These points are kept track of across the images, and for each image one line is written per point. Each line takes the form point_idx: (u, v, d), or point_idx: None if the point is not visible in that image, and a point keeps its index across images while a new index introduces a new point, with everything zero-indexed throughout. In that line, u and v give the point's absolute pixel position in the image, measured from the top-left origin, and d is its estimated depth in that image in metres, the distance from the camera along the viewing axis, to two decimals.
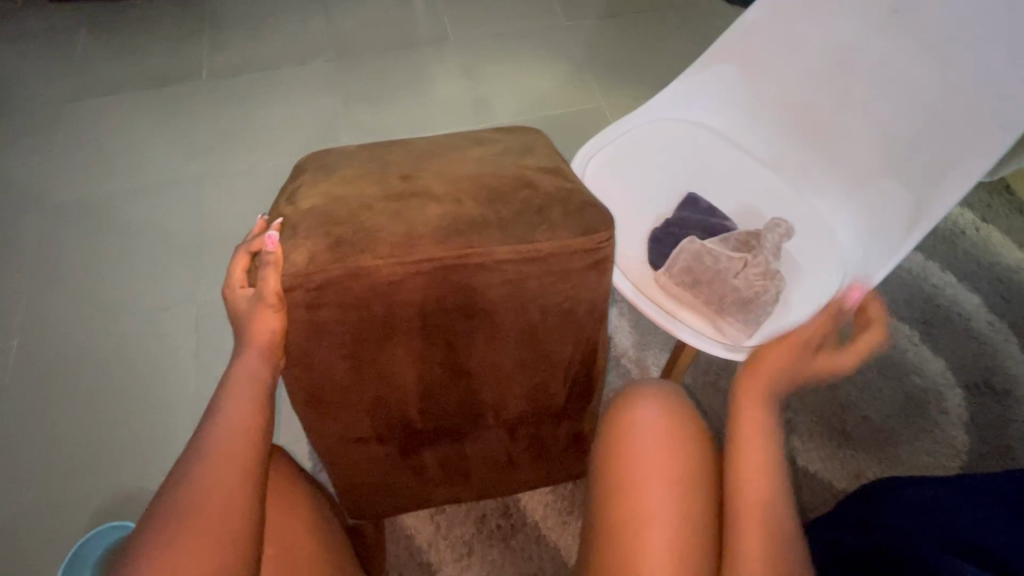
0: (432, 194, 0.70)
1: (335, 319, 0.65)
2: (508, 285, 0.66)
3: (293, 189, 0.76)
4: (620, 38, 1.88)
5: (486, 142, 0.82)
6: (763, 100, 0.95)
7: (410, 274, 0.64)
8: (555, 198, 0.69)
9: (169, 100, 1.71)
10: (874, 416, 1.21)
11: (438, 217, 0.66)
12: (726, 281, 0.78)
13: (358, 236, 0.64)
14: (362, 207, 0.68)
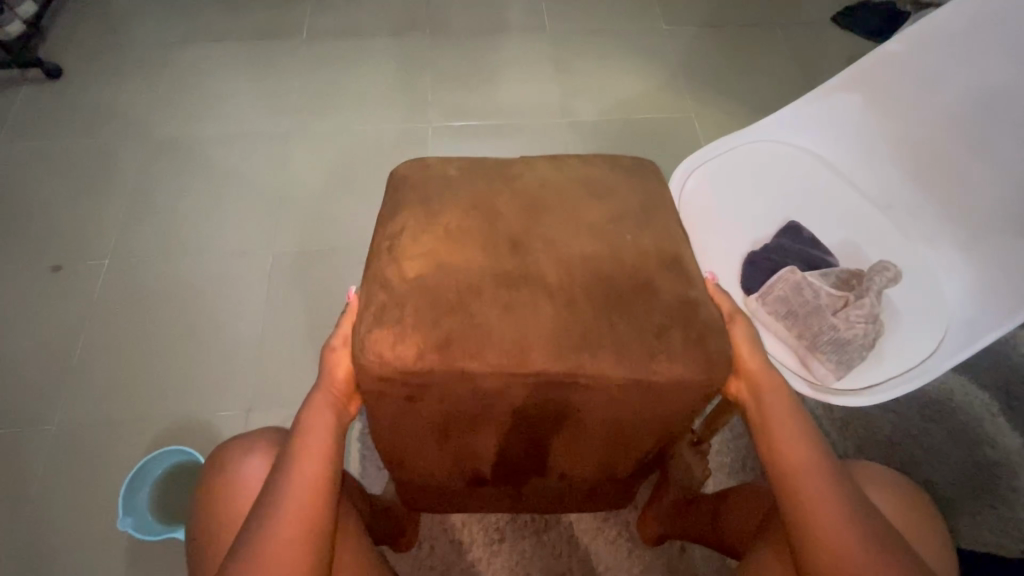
0: (545, 280, 0.69)
1: (432, 405, 0.67)
2: (609, 401, 0.67)
3: (394, 230, 0.74)
4: (720, 50, 1.82)
5: (604, 195, 0.79)
6: (884, 136, 0.91)
7: (516, 384, 0.64)
8: (671, 314, 0.67)
9: (270, 54, 1.77)
10: (937, 480, 1.15)
11: (552, 319, 0.66)
12: (824, 318, 0.74)
13: (469, 333, 0.64)
14: (471, 288, 0.68)
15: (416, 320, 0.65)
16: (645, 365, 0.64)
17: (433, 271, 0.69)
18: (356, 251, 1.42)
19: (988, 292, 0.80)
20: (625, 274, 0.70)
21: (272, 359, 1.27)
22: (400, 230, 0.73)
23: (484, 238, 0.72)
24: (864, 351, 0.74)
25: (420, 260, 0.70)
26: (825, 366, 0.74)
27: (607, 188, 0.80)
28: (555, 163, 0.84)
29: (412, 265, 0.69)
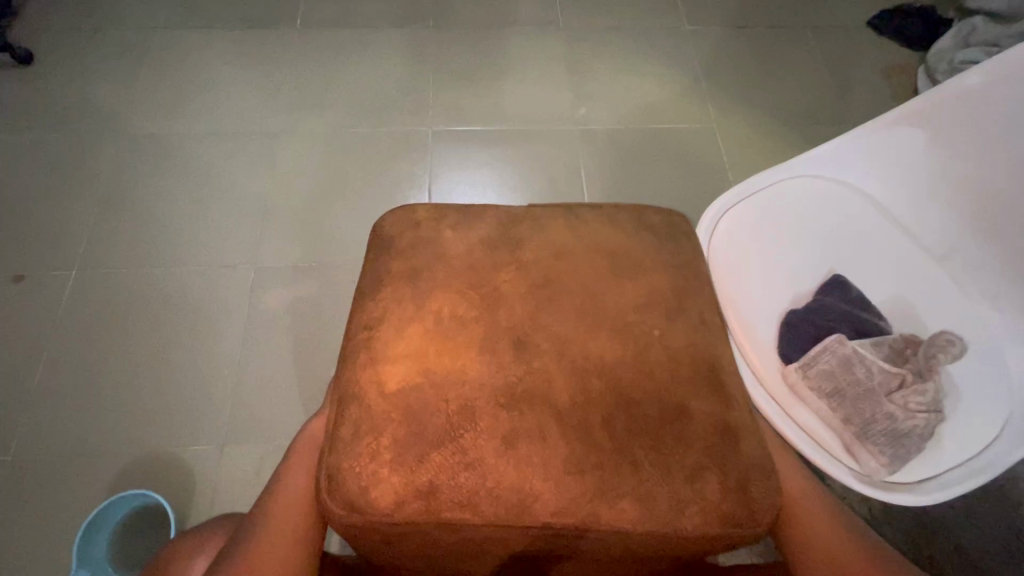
0: (551, 401, 0.66)
1: (421, 546, 0.63)
2: (616, 548, 0.64)
3: (376, 315, 0.72)
4: (746, 54, 1.69)
5: (625, 279, 0.75)
6: (948, 177, 0.77)
7: (519, 533, 0.62)
8: (703, 453, 0.64)
9: (260, 44, 1.63)
10: (970, 547, 1.02)
11: (568, 456, 0.63)
12: (878, 404, 0.64)
13: (459, 479, 0.62)
14: (468, 414, 0.65)
15: (398, 447, 0.63)
16: (665, 517, 0.61)
17: (427, 390, 0.66)
18: (345, 268, 1.30)
19: None
20: (644, 400, 0.66)
21: (251, 388, 1.17)
22: (380, 318, 0.72)
23: (486, 335, 0.70)
24: (923, 444, 0.64)
25: (404, 367, 0.68)
26: (876, 460, 0.64)
27: (634, 269, 0.76)
28: (569, 223, 0.80)
29: (394, 373, 0.67)
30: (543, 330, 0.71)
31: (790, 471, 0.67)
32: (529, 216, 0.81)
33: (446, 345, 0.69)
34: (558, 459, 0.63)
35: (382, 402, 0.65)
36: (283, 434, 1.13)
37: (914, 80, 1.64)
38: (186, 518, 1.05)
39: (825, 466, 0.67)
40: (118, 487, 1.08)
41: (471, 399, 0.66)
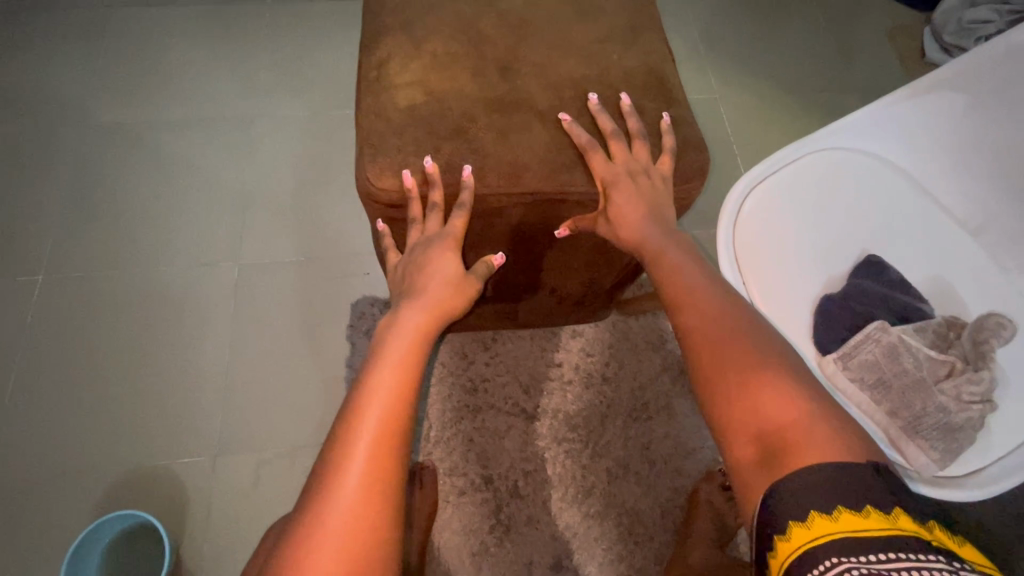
0: (537, 110, 0.68)
1: None
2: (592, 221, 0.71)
3: (380, 58, 0.72)
4: (747, 19, 1.60)
5: (598, 14, 0.76)
6: (986, 144, 0.72)
7: (510, 205, 0.68)
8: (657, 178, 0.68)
9: (228, 22, 1.51)
10: (990, 523, 1.00)
11: (547, 143, 0.67)
12: (927, 393, 0.60)
13: (465, 157, 0.66)
14: (454, 169, 0.65)
15: (403, 154, 0.65)
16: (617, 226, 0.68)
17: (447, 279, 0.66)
18: (343, 261, 1.23)
19: None
20: (567, 179, 0.67)
21: (241, 392, 1.10)
22: (385, 59, 0.71)
23: (472, 64, 0.71)
24: (974, 435, 0.60)
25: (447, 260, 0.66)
26: (925, 453, 0.60)
27: (596, 9, 0.77)
28: None
29: (401, 95, 0.68)
30: (517, 159, 0.66)
31: (685, 261, 0.63)
32: (536, 149, 0.67)
33: (444, 74, 0.70)
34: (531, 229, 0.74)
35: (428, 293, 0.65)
36: (284, 442, 1.07)
37: (920, 43, 1.58)
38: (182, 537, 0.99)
39: None
40: (106, 508, 1.01)
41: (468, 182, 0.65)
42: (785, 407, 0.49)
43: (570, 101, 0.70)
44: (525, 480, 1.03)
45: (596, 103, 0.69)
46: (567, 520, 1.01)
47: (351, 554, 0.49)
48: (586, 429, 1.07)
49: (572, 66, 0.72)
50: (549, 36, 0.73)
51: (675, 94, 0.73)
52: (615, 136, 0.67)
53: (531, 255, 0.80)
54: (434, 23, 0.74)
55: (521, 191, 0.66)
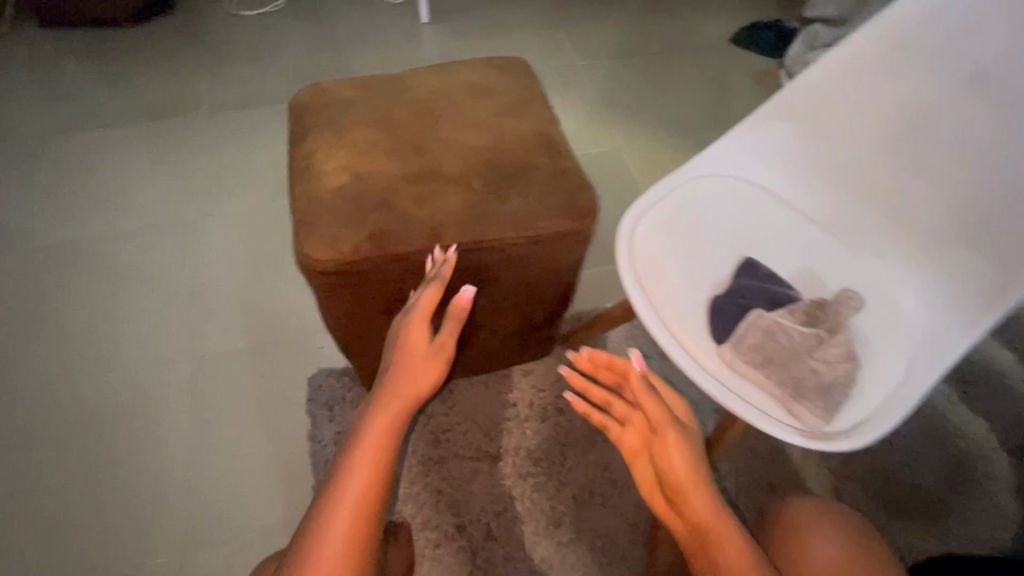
0: (448, 177, 0.80)
1: (362, 295, 0.81)
2: (512, 262, 0.81)
3: (308, 151, 0.83)
4: (636, 80, 1.86)
5: (492, 94, 0.91)
6: (818, 157, 0.90)
7: (436, 258, 0.78)
8: (559, 217, 0.78)
9: (166, 135, 1.61)
10: (925, 481, 1.15)
11: (459, 202, 0.78)
12: (803, 362, 0.72)
13: (390, 223, 0.76)
14: (380, 234, 0.75)
15: (335, 227, 0.75)
16: None
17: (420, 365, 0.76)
18: (298, 339, 1.28)
19: (947, 305, 0.80)
20: (482, 228, 0.77)
21: (205, 484, 1.10)
22: (312, 152, 0.83)
23: (389, 147, 0.83)
24: (847, 391, 0.71)
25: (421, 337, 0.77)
26: (813, 413, 0.70)
27: (490, 91, 0.92)
28: (443, 73, 0.94)
29: (329, 179, 0.79)
30: (435, 218, 0.76)
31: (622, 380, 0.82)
32: (449, 208, 0.77)
33: (365, 158, 0.81)
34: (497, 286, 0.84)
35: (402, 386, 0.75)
36: (255, 524, 1.07)
37: (780, 83, 1.86)
38: None
39: (777, 432, 0.70)
40: None
41: (387, 246, 0.75)
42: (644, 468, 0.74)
43: (476, 165, 0.82)
44: (496, 521, 1.06)
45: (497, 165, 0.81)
46: (542, 551, 1.04)
47: None
48: (548, 461, 1.13)
49: (475, 138, 0.85)
50: (453, 117, 0.87)
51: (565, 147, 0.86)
52: (517, 189, 0.79)
53: (466, 301, 0.89)
54: (354, 117, 0.86)
55: (443, 244, 0.76)
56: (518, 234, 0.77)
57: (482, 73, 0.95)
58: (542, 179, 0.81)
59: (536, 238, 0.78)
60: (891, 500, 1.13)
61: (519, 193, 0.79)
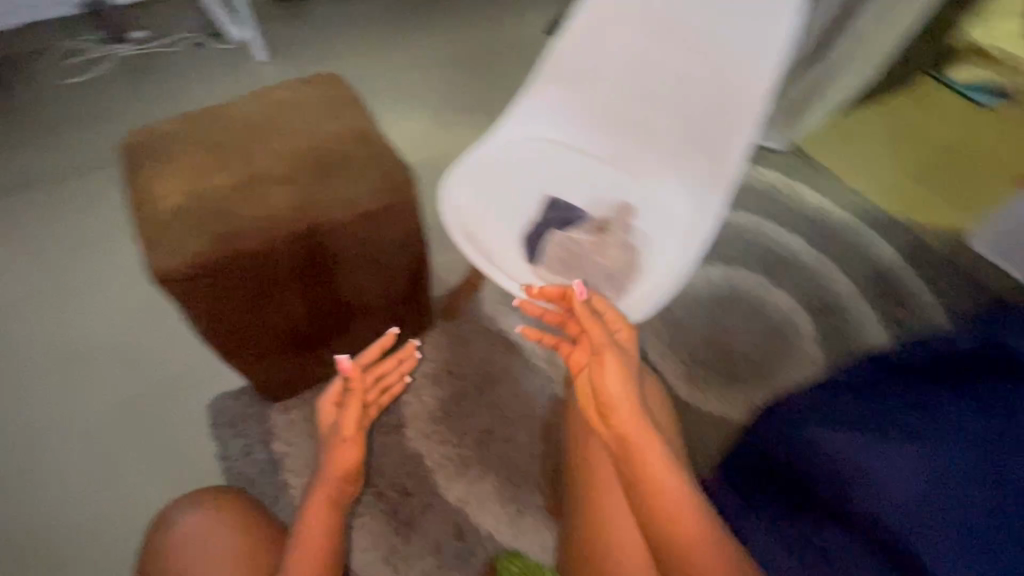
0: (277, 178, 0.92)
1: (222, 295, 0.91)
2: (351, 238, 0.94)
3: (144, 183, 0.92)
4: (470, 78, 2.07)
5: (308, 105, 1.04)
6: (585, 106, 1.08)
7: (279, 246, 0.89)
8: (379, 191, 0.92)
9: (8, 213, 1.58)
10: (750, 349, 1.43)
11: (289, 196, 0.90)
12: (590, 261, 0.92)
13: (230, 226, 0.87)
14: (223, 236, 0.86)
15: (180, 241, 0.86)
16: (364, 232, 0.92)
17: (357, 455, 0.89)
18: (192, 372, 1.31)
19: (699, 199, 1.00)
20: (313, 213, 0.89)
21: (130, 527, 1.15)
22: (148, 183, 0.92)
23: (219, 165, 0.93)
24: (627, 275, 0.93)
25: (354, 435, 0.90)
26: (606, 297, 0.90)
27: (306, 103, 1.04)
28: (261, 95, 1.05)
29: (168, 203, 0.90)
30: (269, 214, 0.88)
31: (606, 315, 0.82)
32: (282, 203, 0.90)
33: (198, 178, 0.92)
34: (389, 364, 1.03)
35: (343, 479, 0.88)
36: None
37: None
38: None
39: (584, 317, 0.89)
40: None
41: (231, 244, 0.86)
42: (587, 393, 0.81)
43: (299, 163, 0.94)
44: (411, 479, 1.19)
45: (318, 161, 0.94)
46: (455, 492, 1.17)
47: None
48: (448, 416, 1.26)
49: (297, 142, 0.97)
50: (275, 129, 0.99)
51: (376, 135, 1.00)
52: (340, 177, 0.93)
53: (325, 284, 1.01)
54: (184, 146, 0.96)
55: (282, 233, 0.88)
56: (347, 212, 0.90)
57: (298, 89, 1.07)
58: (360, 165, 0.95)
59: (364, 213, 0.92)
60: (727, 371, 1.40)
61: (341, 179, 0.93)
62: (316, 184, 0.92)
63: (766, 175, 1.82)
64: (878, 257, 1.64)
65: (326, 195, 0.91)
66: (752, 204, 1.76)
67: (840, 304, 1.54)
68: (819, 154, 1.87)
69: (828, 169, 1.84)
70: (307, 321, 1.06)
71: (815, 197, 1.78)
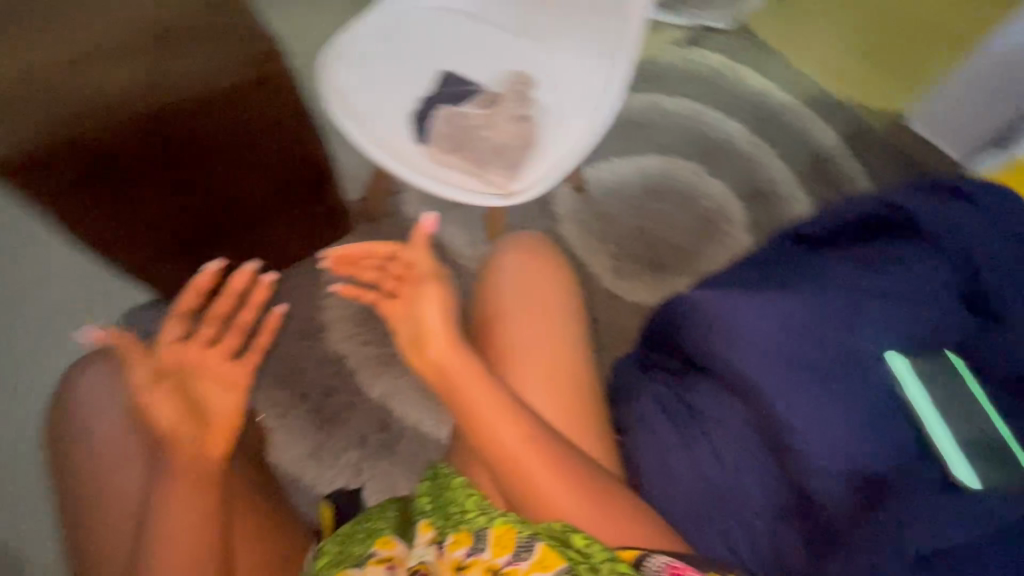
0: (120, 51, 0.79)
1: (78, 176, 0.84)
2: (208, 120, 0.86)
3: None
4: None
5: None
6: None
7: (119, 130, 0.81)
8: (232, 68, 0.84)
9: None
10: (680, 241, 1.42)
11: (130, 73, 0.79)
12: (479, 134, 0.85)
13: (63, 106, 0.77)
14: (63, 132, 0.78)
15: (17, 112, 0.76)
16: (220, 107, 0.85)
17: (179, 415, 0.64)
18: (81, 292, 1.20)
19: (604, 65, 0.94)
20: (159, 92, 0.80)
21: (32, 444, 1.11)
22: None
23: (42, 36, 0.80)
24: (522, 146, 0.86)
25: (170, 396, 0.64)
26: (499, 175, 0.85)
27: None
28: None
29: None
30: (104, 89, 0.78)
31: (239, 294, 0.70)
32: (119, 83, 0.78)
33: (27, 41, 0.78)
34: (245, 314, 0.69)
35: (211, 425, 0.65)
36: None
37: None
38: None
39: (479, 200, 0.84)
40: None
41: (72, 121, 0.78)
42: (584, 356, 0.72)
43: (140, 37, 0.80)
44: (335, 379, 1.19)
45: (169, 38, 0.81)
46: (380, 389, 1.18)
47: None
48: (368, 319, 1.24)
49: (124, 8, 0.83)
50: None
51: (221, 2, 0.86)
52: (190, 48, 0.82)
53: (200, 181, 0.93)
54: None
55: (121, 111, 0.79)
56: (209, 91, 0.83)
57: None
58: (208, 46, 0.82)
59: (215, 94, 0.84)
60: (657, 263, 1.39)
61: (197, 50, 0.82)
62: (171, 53, 0.81)
63: (709, 57, 1.70)
64: (817, 140, 1.59)
65: (187, 75, 0.81)
66: (694, 85, 1.66)
67: (776, 190, 1.51)
68: (764, 35, 1.75)
69: (773, 48, 1.73)
70: (191, 220, 0.99)
71: (757, 78, 1.68)
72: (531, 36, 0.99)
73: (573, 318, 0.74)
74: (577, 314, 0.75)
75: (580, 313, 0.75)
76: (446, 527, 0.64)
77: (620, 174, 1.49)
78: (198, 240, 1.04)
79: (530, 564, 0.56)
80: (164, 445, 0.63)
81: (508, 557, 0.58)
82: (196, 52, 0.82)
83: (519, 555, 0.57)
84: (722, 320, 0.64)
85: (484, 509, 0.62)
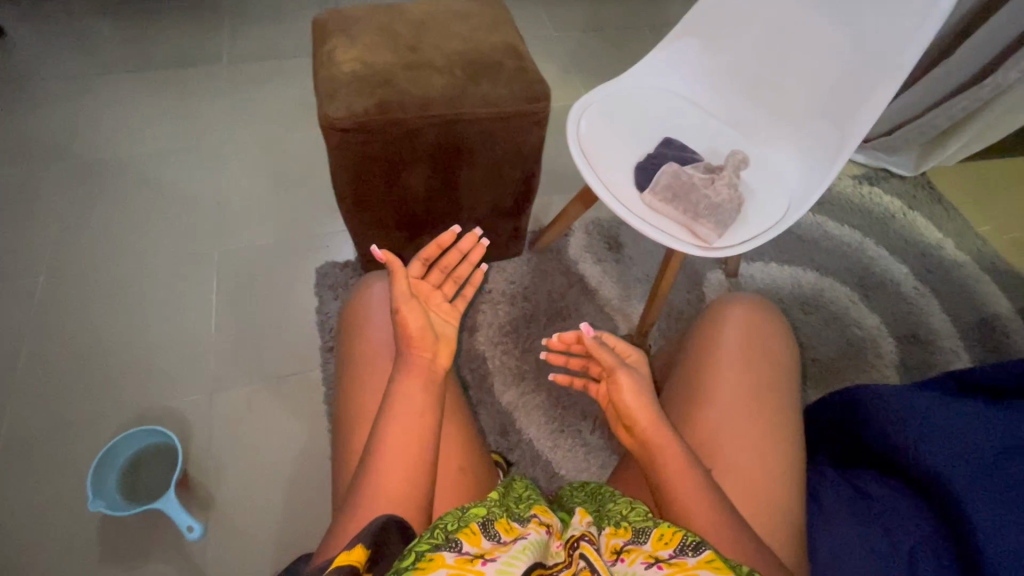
0: (441, 70, 1.03)
1: (370, 150, 1.01)
2: (483, 133, 1.04)
3: (329, 48, 1.06)
4: (607, 34, 2.03)
5: (465, 18, 1.13)
6: (717, 64, 1.14)
7: (423, 124, 1.00)
8: (518, 100, 1.02)
9: (188, 78, 1.80)
10: (822, 357, 1.42)
11: (445, 85, 1.01)
12: (699, 192, 0.96)
13: (395, 97, 0.98)
14: (385, 111, 0.97)
15: (361, 93, 0.98)
16: (496, 125, 1.03)
17: (421, 325, 0.75)
18: (305, 243, 1.48)
19: (811, 166, 1.05)
20: (462, 105, 1.00)
21: (224, 343, 1.31)
22: (332, 53, 1.04)
23: (390, 46, 1.06)
24: (734, 210, 0.97)
25: (416, 308, 0.76)
26: (707, 228, 0.96)
27: (465, 13, 1.14)
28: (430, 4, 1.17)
29: (348, 64, 1.02)
30: (426, 93, 0.99)
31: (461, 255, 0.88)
32: (442, 90, 1.00)
33: (380, 49, 1.05)
34: (462, 267, 0.87)
35: (443, 347, 0.77)
36: (270, 373, 1.28)
37: None
38: (190, 453, 1.17)
39: (682, 247, 0.97)
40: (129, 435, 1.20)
41: (387, 110, 0.97)
42: (780, 424, 0.75)
43: (457, 63, 1.04)
44: (473, 376, 1.30)
45: (476, 68, 1.04)
46: (509, 398, 1.28)
47: (402, 487, 0.65)
48: (515, 333, 1.36)
49: (448, 40, 1.08)
50: (442, 31, 1.10)
51: (518, 52, 1.08)
52: (490, 79, 1.03)
53: (446, 177, 1.12)
54: (362, 29, 1.08)
55: (430, 113, 0.99)
56: (490, 109, 1.01)
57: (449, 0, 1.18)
58: (506, 82, 1.03)
59: (500, 115, 1.02)
60: None
61: (495, 82, 1.03)
62: (477, 79, 1.02)
63: (885, 198, 1.74)
64: (990, 305, 1.54)
65: (483, 96, 1.01)
66: (865, 220, 1.70)
67: (935, 340, 1.47)
68: (947, 194, 1.77)
69: (954, 206, 1.74)
70: (421, 207, 1.18)
71: (933, 231, 1.68)
72: (742, 131, 1.14)
73: (775, 386, 0.78)
74: (783, 384, 0.78)
75: (788, 385, 0.79)
76: (604, 521, 0.65)
77: (774, 278, 1.55)
78: (416, 224, 1.22)
79: (698, 560, 0.55)
80: (404, 346, 0.74)
81: (673, 550, 0.56)
82: (494, 82, 1.02)
83: (684, 551, 0.56)
84: (907, 419, 0.68)
85: (647, 516, 0.63)
